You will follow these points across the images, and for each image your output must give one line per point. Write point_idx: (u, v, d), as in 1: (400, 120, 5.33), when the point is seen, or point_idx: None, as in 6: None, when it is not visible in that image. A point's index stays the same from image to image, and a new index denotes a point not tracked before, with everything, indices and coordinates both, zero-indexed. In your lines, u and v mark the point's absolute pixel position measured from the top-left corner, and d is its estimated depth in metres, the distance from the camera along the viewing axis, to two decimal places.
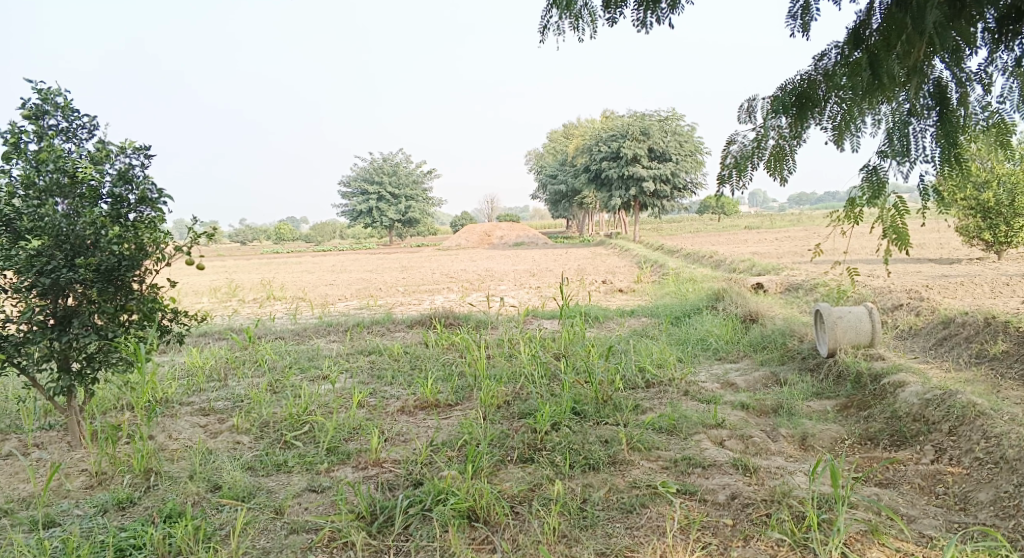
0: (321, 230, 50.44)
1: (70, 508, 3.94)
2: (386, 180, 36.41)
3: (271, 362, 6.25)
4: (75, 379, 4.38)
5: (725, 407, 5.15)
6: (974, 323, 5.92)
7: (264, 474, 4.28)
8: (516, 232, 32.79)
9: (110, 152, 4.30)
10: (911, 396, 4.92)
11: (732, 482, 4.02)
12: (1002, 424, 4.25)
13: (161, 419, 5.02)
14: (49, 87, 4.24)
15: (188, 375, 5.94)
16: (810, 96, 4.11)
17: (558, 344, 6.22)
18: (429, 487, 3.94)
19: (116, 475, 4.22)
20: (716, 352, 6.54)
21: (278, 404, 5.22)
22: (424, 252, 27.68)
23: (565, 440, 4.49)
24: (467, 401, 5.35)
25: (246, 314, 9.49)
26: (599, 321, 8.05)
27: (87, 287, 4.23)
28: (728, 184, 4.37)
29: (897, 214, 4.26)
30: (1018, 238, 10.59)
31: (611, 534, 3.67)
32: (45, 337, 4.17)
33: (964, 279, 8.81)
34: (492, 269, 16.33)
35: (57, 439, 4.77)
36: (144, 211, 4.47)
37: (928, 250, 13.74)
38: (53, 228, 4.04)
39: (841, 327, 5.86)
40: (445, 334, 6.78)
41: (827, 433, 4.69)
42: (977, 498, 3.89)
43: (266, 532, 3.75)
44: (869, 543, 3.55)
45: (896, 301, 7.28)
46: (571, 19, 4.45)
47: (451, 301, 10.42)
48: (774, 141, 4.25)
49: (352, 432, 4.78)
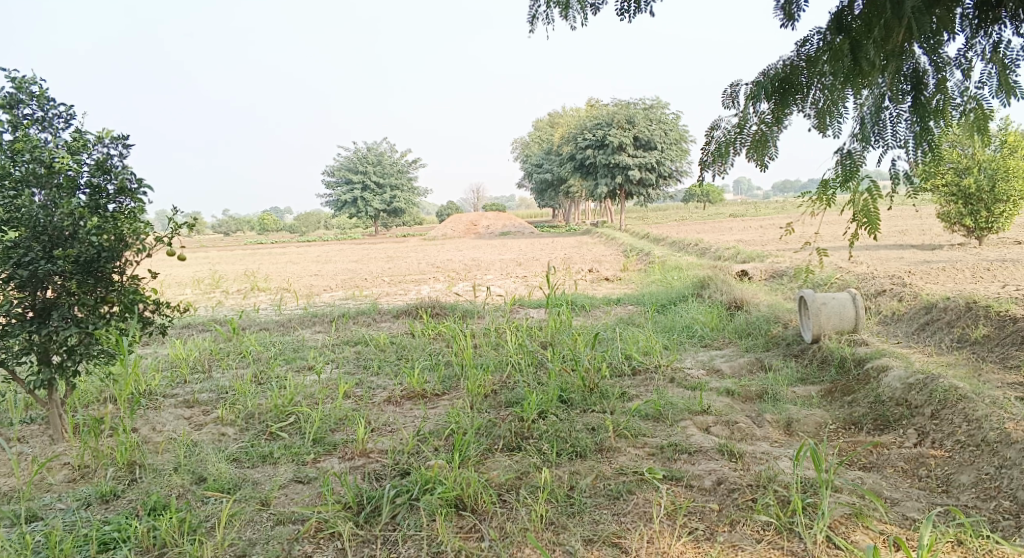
0: (306, 222, 50.15)
1: (53, 503, 3.90)
2: (371, 170, 36.20)
3: (256, 353, 6.20)
4: (56, 372, 4.32)
5: (711, 393, 5.17)
6: (956, 308, 5.97)
7: (249, 465, 4.26)
8: (502, 221, 32.79)
9: (87, 141, 4.24)
10: (894, 381, 4.96)
11: (718, 468, 4.04)
12: (984, 407, 4.30)
13: (145, 411, 4.98)
14: (24, 76, 4.17)
15: (172, 367, 5.90)
16: (793, 82, 4.13)
17: (545, 333, 6.21)
18: (416, 477, 3.93)
19: (100, 468, 4.18)
20: (701, 339, 6.57)
21: (264, 395, 5.19)
22: (409, 241, 27.56)
23: (552, 427, 4.49)
24: (454, 390, 5.35)
25: (231, 306, 9.41)
26: (586, 309, 8.08)
27: (66, 279, 4.18)
28: (709, 169, 4.41)
29: (869, 198, 4.27)
30: (999, 223, 10.68)
31: (598, 520, 3.68)
32: (25, 330, 4.13)
33: (946, 265, 8.88)
34: (478, 258, 16.30)
35: (39, 432, 4.72)
36: (123, 202, 4.41)
37: (910, 236, 13.82)
38: (30, 219, 4.01)
39: (825, 314, 5.89)
40: (431, 324, 6.76)
41: (811, 419, 4.73)
42: (959, 480, 3.94)
43: (252, 524, 3.73)
44: (853, 526, 3.58)
45: (879, 287, 7.33)
46: (560, 7, 4.43)
47: (438, 291, 10.40)
48: (757, 126, 4.26)
49: (339, 423, 4.76)
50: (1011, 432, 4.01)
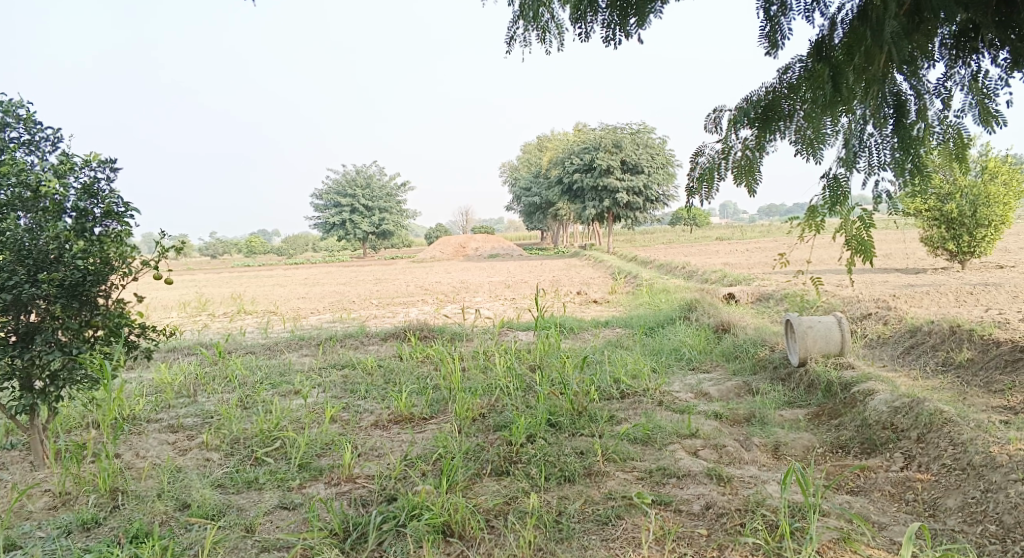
0: (293, 245, 50.05)
1: (33, 530, 3.84)
2: (360, 192, 36.21)
3: (242, 377, 6.15)
4: (38, 397, 4.26)
5: (699, 417, 5.16)
6: (940, 331, 6.03)
7: (234, 491, 4.22)
8: (490, 244, 32.86)
9: (74, 164, 4.23)
10: (880, 404, 4.98)
11: (707, 492, 4.04)
12: (969, 431, 4.32)
13: (128, 437, 4.93)
14: (11, 99, 4.17)
15: (157, 391, 5.85)
16: (775, 109, 4.19)
17: (533, 356, 6.21)
18: (403, 502, 3.90)
19: (81, 495, 4.13)
20: (689, 362, 6.58)
21: (249, 420, 5.15)
22: (397, 263, 27.51)
23: (541, 452, 4.47)
24: (442, 414, 5.32)
25: (217, 329, 9.34)
26: (574, 332, 8.09)
27: (50, 303, 4.14)
28: (695, 195, 4.44)
29: (861, 226, 4.29)
30: (981, 248, 10.80)
31: (587, 546, 3.66)
32: (7, 354, 4.10)
33: (930, 288, 8.96)
34: (467, 281, 16.30)
35: (19, 459, 4.66)
36: (109, 225, 4.39)
37: (894, 261, 13.88)
38: (15, 243, 3.97)
39: (811, 337, 5.89)
40: (419, 347, 6.74)
41: (799, 442, 4.73)
42: (946, 505, 3.95)
43: (237, 551, 3.68)
44: (842, 551, 3.58)
45: (864, 310, 7.39)
46: (538, 31, 4.48)
47: (426, 314, 10.41)
48: (741, 152, 4.30)
49: (325, 448, 4.72)
50: (996, 456, 4.03)
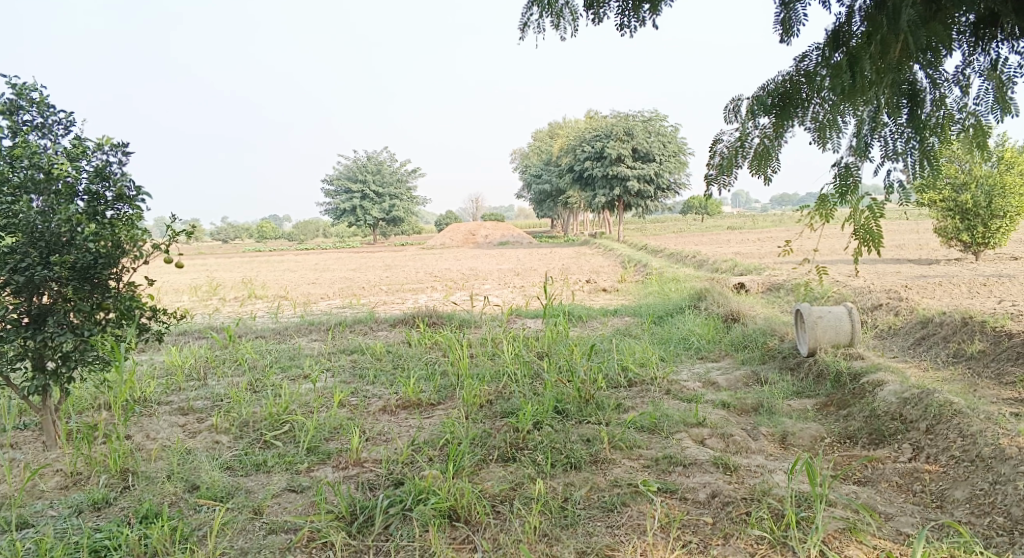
0: (304, 230, 50.22)
1: (44, 509, 3.89)
2: (371, 178, 36.29)
3: (252, 361, 6.19)
4: (50, 378, 4.30)
5: (707, 406, 5.16)
6: (952, 323, 5.99)
7: (243, 473, 4.25)
8: (500, 231, 32.78)
9: (87, 148, 4.25)
10: (889, 395, 4.95)
11: (713, 481, 4.04)
12: (978, 423, 4.30)
13: (139, 418, 4.98)
14: (25, 82, 4.18)
15: (167, 373, 5.90)
16: (792, 97, 4.14)
17: (541, 343, 6.21)
18: (410, 487, 3.92)
19: (92, 475, 4.18)
20: (697, 351, 6.57)
21: (258, 403, 5.18)
22: (406, 250, 27.53)
23: (548, 439, 4.49)
24: (450, 400, 5.34)
25: (227, 313, 9.39)
26: (582, 320, 8.08)
27: (62, 285, 4.18)
28: (714, 183, 4.40)
29: (870, 216, 4.25)
30: (995, 239, 10.70)
31: (592, 532, 3.67)
32: (19, 335, 4.13)
33: (941, 279, 8.90)
34: (476, 268, 16.28)
35: (32, 438, 4.71)
36: (121, 208, 4.41)
37: (907, 251, 13.78)
38: (27, 226, 3.99)
39: (821, 327, 5.87)
40: (427, 333, 6.76)
41: (807, 432, 4.73)
42: (954, 496, 3.94)
43: (245, 532, 3.72)
44: (847, 541, 3.57)
45: (875, 301, 7.35)
46: (552, 16, 4.45)
47: (436, 300, 10.43)
48: (758, 140, 4.25)
49: (333, 432, 4.75)
50: (1006, 448, 4.01)
